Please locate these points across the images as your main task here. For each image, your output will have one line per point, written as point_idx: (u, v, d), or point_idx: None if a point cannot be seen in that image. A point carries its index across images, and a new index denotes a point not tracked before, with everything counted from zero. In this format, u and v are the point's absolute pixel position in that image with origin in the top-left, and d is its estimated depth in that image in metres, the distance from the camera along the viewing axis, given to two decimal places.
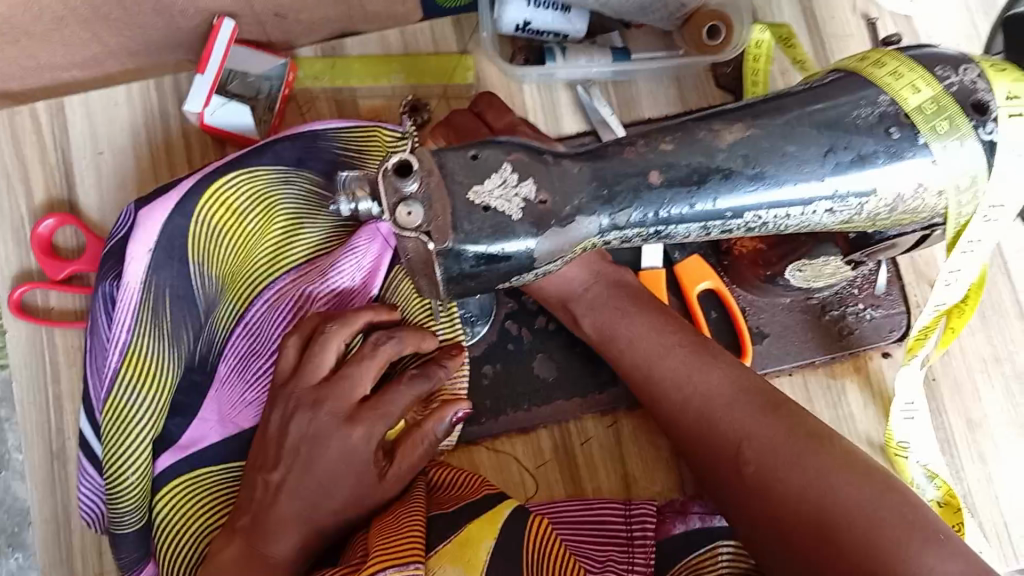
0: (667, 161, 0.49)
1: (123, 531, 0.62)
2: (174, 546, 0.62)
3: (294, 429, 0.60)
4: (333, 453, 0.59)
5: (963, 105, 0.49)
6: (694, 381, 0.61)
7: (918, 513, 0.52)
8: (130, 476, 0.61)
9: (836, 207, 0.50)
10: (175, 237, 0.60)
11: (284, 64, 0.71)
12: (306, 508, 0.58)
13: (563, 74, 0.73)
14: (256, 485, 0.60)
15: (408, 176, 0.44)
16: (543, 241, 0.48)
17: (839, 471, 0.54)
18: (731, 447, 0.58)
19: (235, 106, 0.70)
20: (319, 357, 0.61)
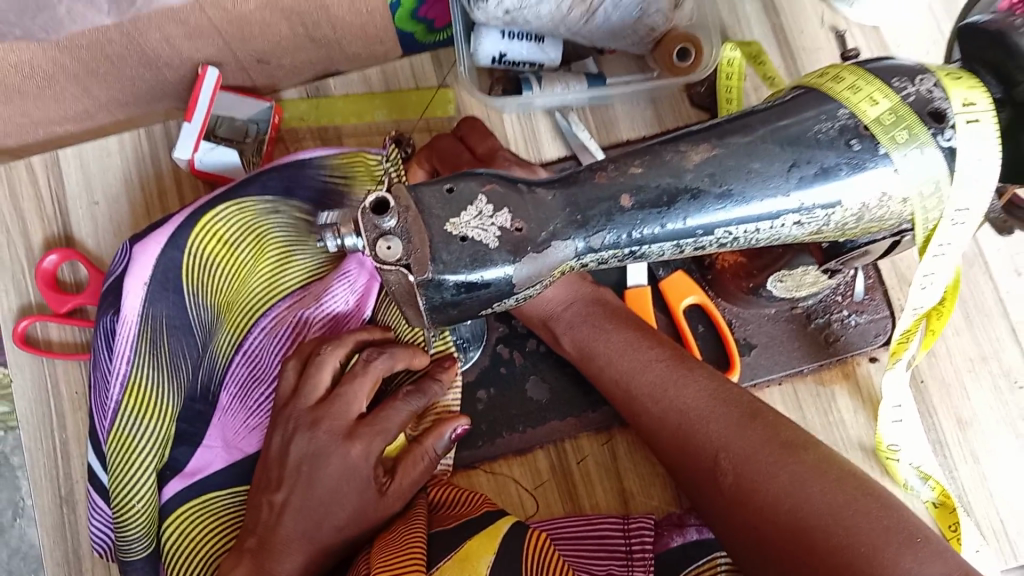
0: (637, 184, 0.51)
1: (130, 558, 0.65)
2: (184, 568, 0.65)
3: (295, 450, 0.61)
4: (335, 469, 0.60)
5: (920, 114, 0.50)
6: (671, 395, 0.63)
7: (896, 517, 0.53)
8: (137, 503, 0.64)
9: (804, 219, 0.52)
10: (168, 270, 0.64)
11: (268, 107, 0.73)
12: (309, 528, 0.60)
13: (540, 102, 0.75)
14: (259, 509, 0.61)
15: (384, 213, 0.46)
16: (521, 267, 0.50)
17: (815, 479, 0.55)
18: (708, 458, 0.59)
19: (224, 150, 0.71)
20: (318, 376, 0.62)
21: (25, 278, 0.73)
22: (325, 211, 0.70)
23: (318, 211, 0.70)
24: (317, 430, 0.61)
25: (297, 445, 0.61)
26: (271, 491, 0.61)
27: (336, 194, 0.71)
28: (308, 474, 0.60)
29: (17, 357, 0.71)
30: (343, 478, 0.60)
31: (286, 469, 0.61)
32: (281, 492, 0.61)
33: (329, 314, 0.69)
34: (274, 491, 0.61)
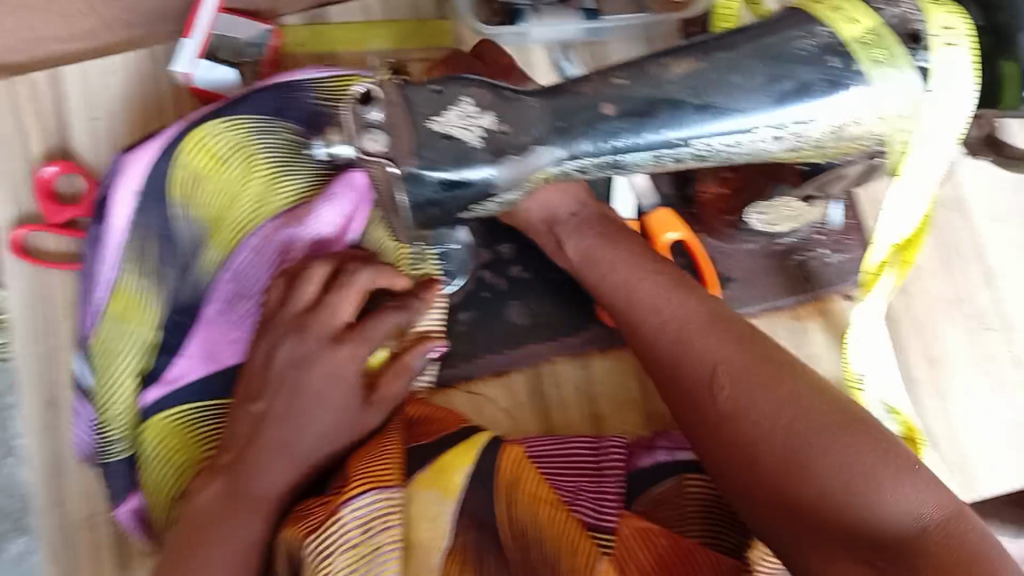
0: (620, 94, 0.52)
1: (111, 460, 0.67)
2: (160, 475, 0.65)
3: (282, 354, 0.62)
4: (319, 377, 0.61)
5: (898, 35, 0.51)
6: (671, 306, 0.61)
7: (889, 442, 0.53)
8: (118, 403, 0.66)
9: (780, 134, 0.53)
10: (155, 182, 0.67)
11: (268, 31, 0.73)
12: (287, 439, 0.59)
13: (538, 33, 0.75)
14: (237, 421, 0.61)
15: (371, 103, 0.49)
16: (502, 168, 0.51)
17: (809, 396, 0.55)
18: (704, 369, 0.57)
19: (220, 69, 0.72)
20: (305, 286, 0.64)
21: (21, 188, 0.74)
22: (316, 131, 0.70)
23: (308, 132, 0.70)
24: (305, 338, 0.62)
25: (280, 357, 0.62)
26: (250, 402, 0.61)
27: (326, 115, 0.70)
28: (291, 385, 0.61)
29: (12, 264, 0.73)
30: (323, 387, 0.61)
31: (269, 379, 0.61)
32: (261, 405, 0.60)
33: (314, 233, 0.69)
34: (252, 402, 0.61)
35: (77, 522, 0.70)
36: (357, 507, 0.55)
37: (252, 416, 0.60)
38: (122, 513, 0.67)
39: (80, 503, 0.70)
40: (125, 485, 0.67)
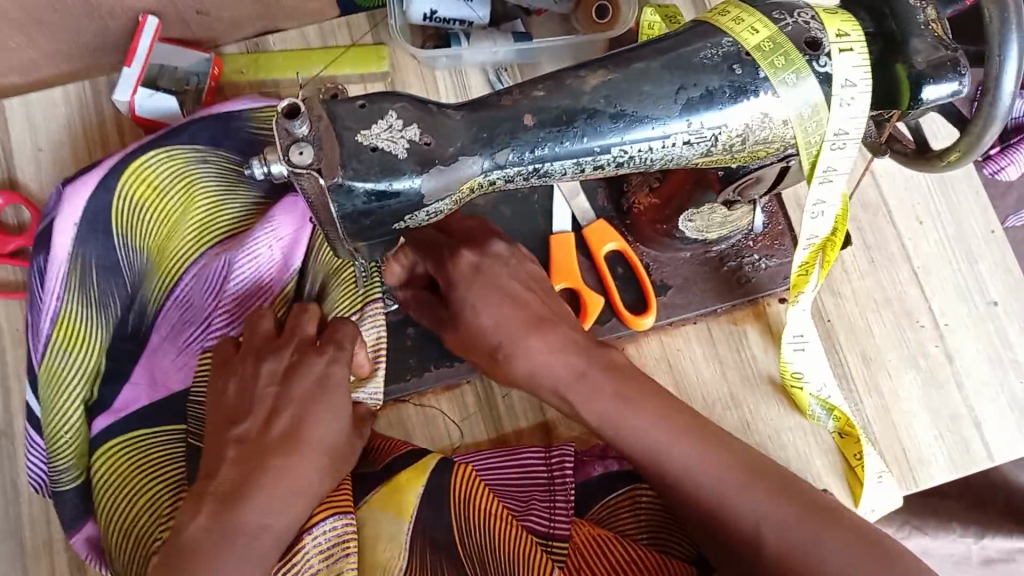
0: (539, 105, 0.54)
1: (61, 489, 0.66)
2: (114, 503, 0.65)
3: (262, 372, 0.60)
4: (307, 384, 0.60)
5: (797, 43, 0.54)
6: (626, 420, 0.63)
7: (825, 502, 0.61)
8: (65, 434, 0.66)
9: (693, 139, 0.56)
10: (98, 211, 0.66)
11: (208, 59, 0.77)
12: (285, 451, 0.57)
13: (470, 56, 0.79)
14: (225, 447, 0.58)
15: (296, 118, 0.50)
16: (428, 179, 0.53)
17: (758, 485, 0.61)
18: (676, 479, 0.61)
19: (162, 96, 0.75)
20: (265, 317, 0.64)
21: None
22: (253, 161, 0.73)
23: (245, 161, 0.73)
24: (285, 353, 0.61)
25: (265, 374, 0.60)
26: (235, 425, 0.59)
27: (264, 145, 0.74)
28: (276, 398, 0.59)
29: None
30: (314, 398, 0.59)
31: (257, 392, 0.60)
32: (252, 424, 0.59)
33: (256, 261, 0.70)
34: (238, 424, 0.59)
35: (33, 549, 0.70)
36: (320, 534, 0.58)
37: (242, 437, 0.58)
38: (76, 541, 0.67)
39: (36, 530, 0.71)
40: (78, 513, 0.67)
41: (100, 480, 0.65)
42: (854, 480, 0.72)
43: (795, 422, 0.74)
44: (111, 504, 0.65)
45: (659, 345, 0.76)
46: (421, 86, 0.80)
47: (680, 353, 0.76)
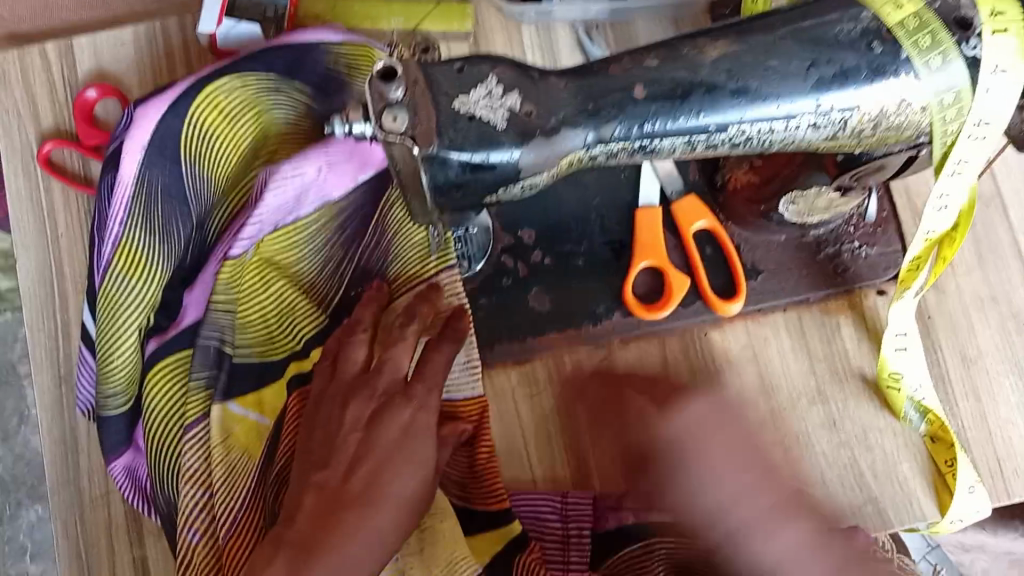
0: (651, 76, 0.50)
1: (110, 410, 0.66)
2: (156, 427, 0.65)
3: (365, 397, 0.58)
4: (393, 431, 0.57)
5: (945, 21, 0.49)
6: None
7: None
8: (117, 359, 0.64)
9: (820, 122, 0.50)
10: (166, 138, 0.63)
11: None
12: (363, 503, 0.55)
13: (561, 12, 0.74)
14: (305, 490, 0.55)
15: (392, 81, 0.46)
16: (528, 152, 0.49)
17: None
18: None
19: (246, 25, 0.71)
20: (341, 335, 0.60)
21: (33, 164, 0.73)
22: (327, 98, 0.70)
23: (318, 95, 0.70)
24: (374, 392, 0.59)
25: (348, 422, 0.58)
26: (319, 469, 0.56)
27: (341, 83, 0.70)
28: (363, 440, 0.57)
29: (22, 239, 0.72)
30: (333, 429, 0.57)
31: (340, 435, 0.57)
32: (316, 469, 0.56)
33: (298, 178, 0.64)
34: (323, 467, 0.56)
35: (91, 500, 0.69)
36: None
37: (324, 483, 0.55)
38: (115, 469, 0.67)
39: (95, 482, 0.69)
40: (121, 439, 0.67)
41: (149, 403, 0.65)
42: (943, 489, 0.68)
43: (884, 424, 0.70)
44: (153, 424, 0.65)
45: (744, 331, 0.71)
46: (505, 42, 0.75)
47: (766, 342, 0.71)
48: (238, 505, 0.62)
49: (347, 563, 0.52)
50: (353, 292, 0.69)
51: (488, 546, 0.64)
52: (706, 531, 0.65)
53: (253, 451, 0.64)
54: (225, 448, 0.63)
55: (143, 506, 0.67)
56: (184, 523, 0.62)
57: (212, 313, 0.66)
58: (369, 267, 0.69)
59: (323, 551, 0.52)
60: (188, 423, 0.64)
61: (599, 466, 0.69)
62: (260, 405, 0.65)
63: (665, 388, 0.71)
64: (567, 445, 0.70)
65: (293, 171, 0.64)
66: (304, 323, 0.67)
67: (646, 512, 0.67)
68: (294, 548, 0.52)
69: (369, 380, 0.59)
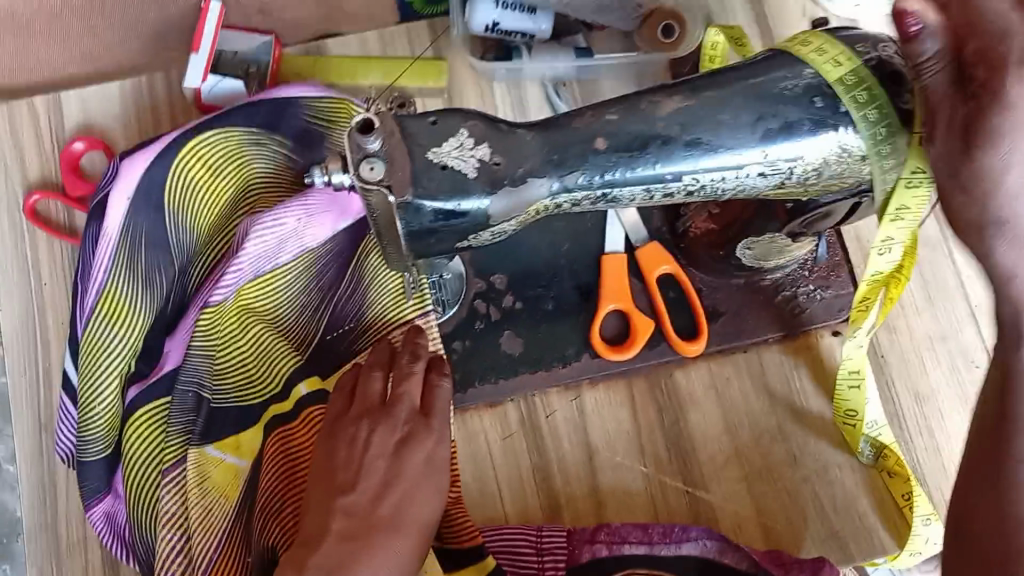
0: (612, 129, 0.53)
1: (88, 459, 0.67)
2: (137, 473, 0.66)
3: (388, 435, 0.59)
4: (417, 463, 0.59)
5: (880, 77, 0.53)
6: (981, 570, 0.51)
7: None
8: (99, 406, 0.66)
9: (768, 171, 0.54)
10: (151, 187, 0.66)
11: (269, 42, 0.77)
12: (389, 529, 0.57)
13: (530, 68, 0.80)
14: (332, 514, 0.57)
15: (370, 133, 0.48)
16: (497, 200, 0.52)
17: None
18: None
19: (229, 81, 0.75)
20: (375, 376, 0.62)
21: (19, 214, 0.75)
22: (307, 152, 0.73)
23: (297, 149, 0.73)
24: (398, 422, 0.60)
25: (376, 446, 0.59)
26: (344, 494, 0.58)
27: (319, 137, 0.73)
28: (389, 470, 0.59)
29: (7, 287, 0.74)
30: (374, 460, 0.59)
31: (366, 460, 0.59)
32: (358, 495, 0.58)
33: (282, 225, 0.66)
34: (348, 493, 0.58)
35: (68, 545, 0.70)
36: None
37: (351, 509, 0.58)
38: (94, 514, 0.68)
39: (73, 526, 0.70)
40: (101, 484, 0.68)
41: (129, 451, 0.66)
42: (901, 521, 0.71)
43: (843, 459, 0.72)
44: (133, 471, 0.66)
45: (707, 372, 0.74)
46: (477, 97, 0.79)
47: (729, 381, 0.74)
48: (214, 545, 0.63)
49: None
50: (331, 334, 0.71)
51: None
52: (677, 561, 0.68)
53: (229, 493, 0.65)
54: (201, 490, 0.64)
55: (121, 551, 0.68)
56: (162, 567, 0.63)
57: (190, 359, 0.67)
58: (346, 310, 0.71)
59: (355, 574, 0.55)
60: (165, 466, 0.65)
61: (571, 506, 0.71)
62: (237, 447, 0.66)
63: (633, 426, 0.73)
64: (538, 486, 0.72)
65: (274, 221, 0.66)
66: (281, 365, 0.69)
67: (618, 544, 0.68)
68: (325, 570, 0.54)
69: (390, 412, 0.60)
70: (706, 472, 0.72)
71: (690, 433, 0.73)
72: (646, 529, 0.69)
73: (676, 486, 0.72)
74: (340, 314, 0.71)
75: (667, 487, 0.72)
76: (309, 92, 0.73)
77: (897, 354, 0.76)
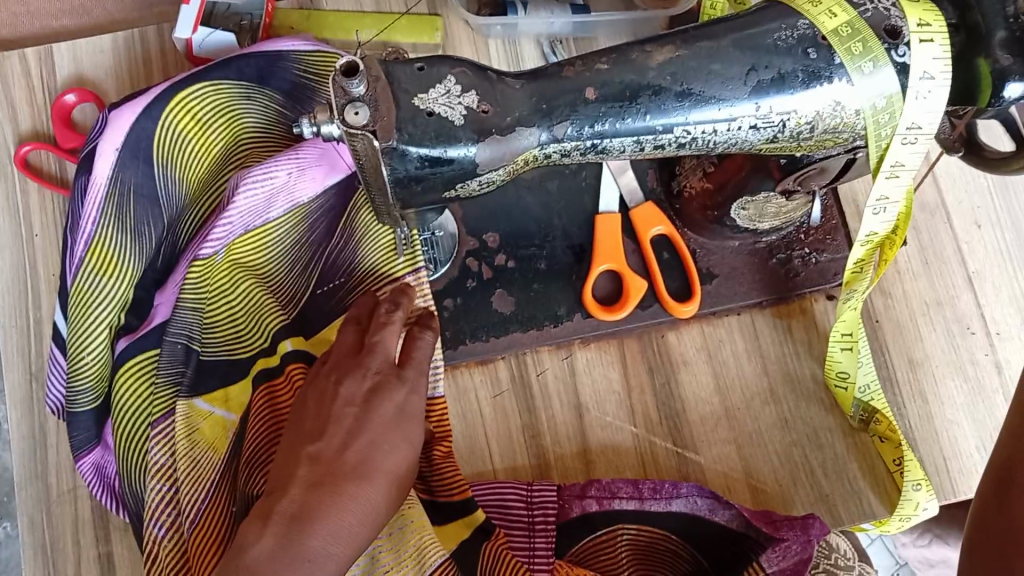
0: (601, 79, 0.53)
1: (78, 409, 0.66)
2: (126, 424, 0.66)
3: (363, 384, 0.60)
4: (387, 411, 0.60)
5: (876, 30, 0.52)
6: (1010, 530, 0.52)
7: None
8: (87, 356, 0.66)
9: (761, 124, 0.53)
10: (140, 139, 0.66)
11: None
12: (358, 476, 0.56)
13: (525, 26, 0.78)
14: (299, 462, 0.56)
15: (354, 78, 0.48)
16: (483, 148, 0.51)
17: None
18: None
19: (220, 34, 0.74)
20: (348, 330, 0.64)
21: (10, 165, 0.75)
22: (298, 105, 0.73)
23: (288, 103, 0.73)
24: (368, 372, 0.61)
25: (344, 396, 0.60)
26: (312, 442, 0.58)
27: (310, 90, 0.73)
28: (358, 417, 0.59)
29: None
30: (344, 407, 0.59)
31: (336, 409, 0.59)
32: (326, 443, 0.57)
33: (273, 178, 0.67)
34: (314, 441, 0.58)
35: (58, 495, 0.70)
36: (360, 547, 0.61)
37: (318, 454, 0.57)
38: (83, 465, 0.68)
39: (63, 476, 0.70)
40: (91, 436, 0.68)
41: (119, 401, 0.66)
42: (893, 487, 0.70)
43: (834, 423, 0.72)
44: (121, 421, 0.66)
45: (700, 334, 0.74)
46: (473, 54, 0.78)
47: (722, 344, 0.74)
48: (202, 496, 0.63)
49: (340, 533, 0.53)
50: (321, 290, 0.71)
51: (455, 534, 0.65)
52: (663, 517, 0.69)
53: (217, 446, 0.65)
54: (190, 442, 0.64)
55: (111, 503, 0.68)
56: (150, 517, 0.63)
57: (179, 312, 0.67)
58: (337, 266, 0.71)
59: (319, 520, 0.53)
60: (152, 421, 0.65)
61: (559, 464, 0.71)
62: (226, 401, 0.66)
63: (624, 387, 0.73)
64: (528, 445, 0.72)
65: (265, 174, 0.66)
66: (269, 318, 0.69)
67: (611, 500, 0.69)
68: (287, 517, 0.53)
69: (360, 361, 0.61)
70: (696, 433, 0.72)
71: (681, 394, 0.73)
72: (637, 485, 0.69)
73: (667, 446, 0.72)
74: (330, 269, 0.71)
75: (658, 448, 0.72)
76: (297, 46, 0.73)
77: (892, 319, 0.75)
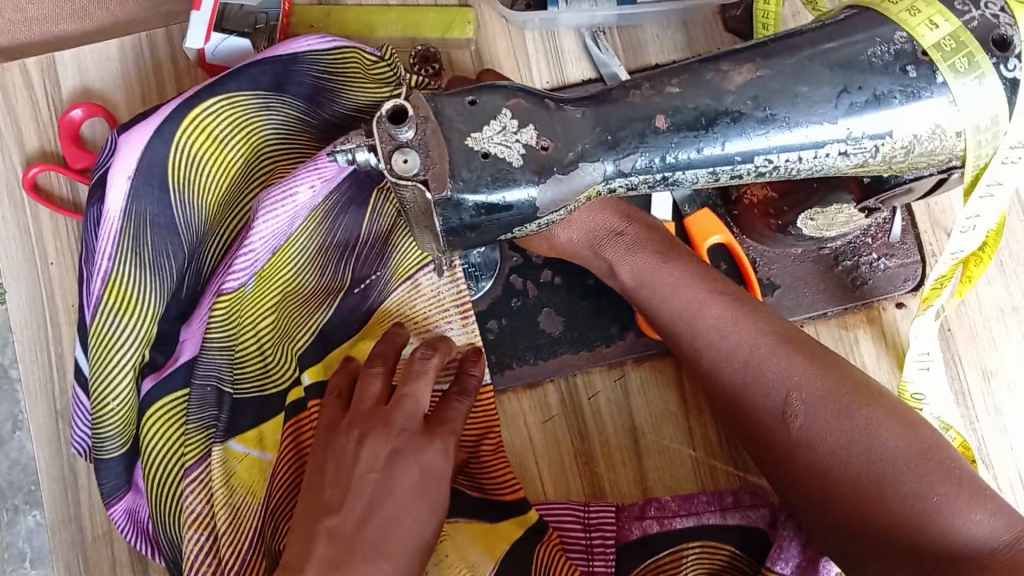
0: (674, 104, 0.47)
1: (106, 456, 0.62)
2: (156, 470, 0.62)
3: (374, 448, 0.56)
4: (411, 478, 0.56)
5: (983, 41, 0.47)
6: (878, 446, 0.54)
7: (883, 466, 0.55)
8: (111, 401, 0.61)
9: (850, 150, 0.48)
10: (153, 165, 0.59)
11: None
12: (376, 553, 0.53)
13: (566, 17, 0.72)
14: (317, 537, 0.53)
15: (403, 123, 0.43)
16: (545, 190, 0.46)
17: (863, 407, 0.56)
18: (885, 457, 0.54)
19: (235, 39, 0.68)
20: (373, 376, 0.60)
21: (18, 189, 0.70)
22: (320, 110, 0.67)
23: (310, 109, 0.66)
24: (393, 431, 0.57)
25: (365, 461, 0.56)
26: (330, 514, 0.54)
27: (331, 92, 0.67)
28: (379, 484, 0.55)
29: (12, 267, 0.69)
30: (359, 477, 0.56)
31: (354, 477, 0.56)
32: (347, 514, 0.54)
33: (293, 193, 0.59)
34: (335, 512, 0.54)
35: (93, 539, 0.67)
36: None
37: (336, 528, 0.54)
38: (115, 513, 0.65)
39: (98, 519, 0.67)
40: (121, 483, 0.64)
41: (149, 446, 0.62)
42: None
43: None
44: (151, 466, 0.62)
45: None
46: (507, 51, 0.73)
47: None
48: (246, 544, 0.60)
49: None
50: (356, 290, 0.66)
51: (507, 534, 0.61)
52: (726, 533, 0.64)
53: (256, 488, 0.61)
54: (228, 490, 0.61)
55: (146, 548, 0.65)
56: (190, 568, 0.59)
57: (206, 353, 0.62)
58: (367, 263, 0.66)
59: None
60: (187, 466, 0.61)
61: (615, 489, 0.68)
62: (262, 441, 0.63)
63: (682, 409, 0.69)
64: (581, 472, 0.68)
65: (284, 193, 0.59)
66: (298, 338, 0.64)
67: (671, 518, 0.65)
68: None
69: (387, 419, 0.57)
70: None
71: None
72: (688, 500, 0.66)
73: (728, 471, 0.68)
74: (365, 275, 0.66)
75: (718, 471, 0.68)
76: (312, 44, 0.65)
77: (968, 324, 0.71)
